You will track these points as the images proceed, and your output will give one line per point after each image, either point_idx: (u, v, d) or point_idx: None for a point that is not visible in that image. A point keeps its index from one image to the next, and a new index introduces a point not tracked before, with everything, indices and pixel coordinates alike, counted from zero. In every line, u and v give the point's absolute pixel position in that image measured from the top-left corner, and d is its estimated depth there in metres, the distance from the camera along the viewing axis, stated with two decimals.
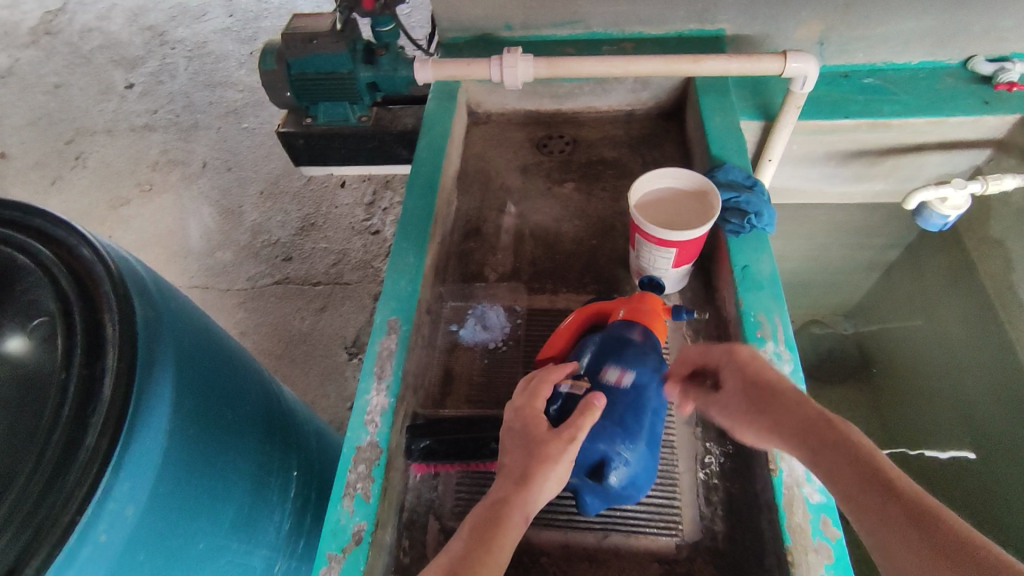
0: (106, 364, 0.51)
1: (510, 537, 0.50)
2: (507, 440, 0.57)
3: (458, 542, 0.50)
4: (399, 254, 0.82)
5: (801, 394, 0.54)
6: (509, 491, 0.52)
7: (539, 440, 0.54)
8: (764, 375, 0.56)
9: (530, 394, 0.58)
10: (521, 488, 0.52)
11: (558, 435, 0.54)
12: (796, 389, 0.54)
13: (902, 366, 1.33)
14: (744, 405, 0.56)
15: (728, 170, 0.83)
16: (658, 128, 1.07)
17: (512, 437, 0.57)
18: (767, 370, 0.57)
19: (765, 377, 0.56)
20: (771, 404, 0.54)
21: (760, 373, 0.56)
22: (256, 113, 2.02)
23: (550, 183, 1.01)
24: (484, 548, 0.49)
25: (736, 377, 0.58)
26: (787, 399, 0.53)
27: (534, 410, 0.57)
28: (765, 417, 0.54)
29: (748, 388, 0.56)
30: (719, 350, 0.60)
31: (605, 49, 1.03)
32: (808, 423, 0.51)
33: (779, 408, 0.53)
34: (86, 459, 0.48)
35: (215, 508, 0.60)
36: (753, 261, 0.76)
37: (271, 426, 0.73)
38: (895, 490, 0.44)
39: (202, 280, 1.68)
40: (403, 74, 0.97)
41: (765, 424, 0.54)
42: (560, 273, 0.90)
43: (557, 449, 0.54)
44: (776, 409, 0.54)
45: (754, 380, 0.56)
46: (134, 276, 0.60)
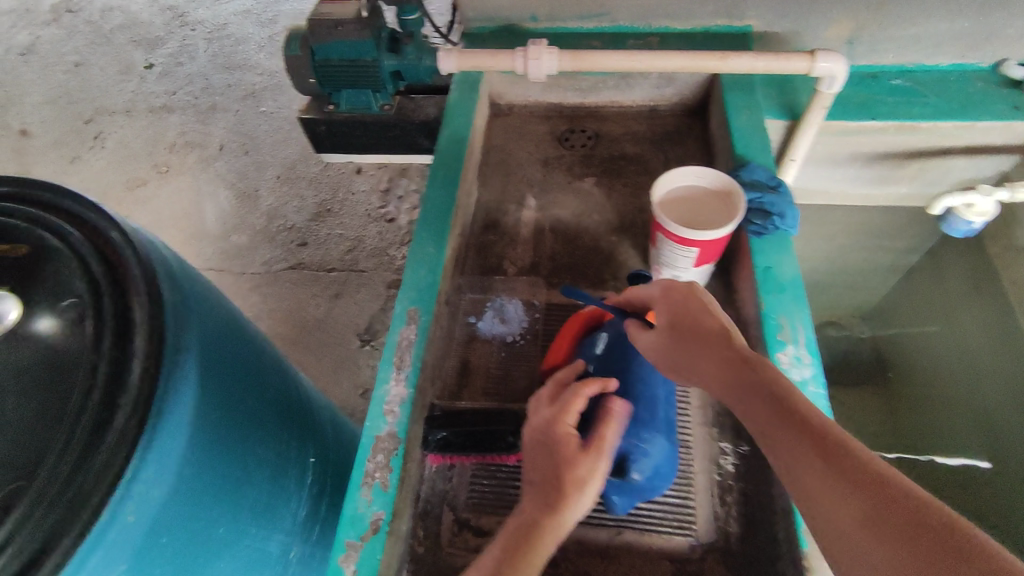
0: (135, 347, 0.52)
1: (545, 551, 0.51)
2: (536, 455, 0.57)
3: (491, 557, 0.51)
4: (420, 243, 0.82)
5: (724, 328, 0.55)
6: (538, 508, 0.53)
7: (573, 462, 0.54)
8: (692, 308, 0.57)
9: (561, 409, 0.58)
10: (551, 503, 0.53)
11: (592, 454, 0.55)
12: (719, 324, 0.56)
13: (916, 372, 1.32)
14: (673, 342, 0.57)
15: (753, 170, 0.82)
16: (681, 125, 1.06)
17: (540, 454, 0.56)
18: (702, 306, 0.58)
19: (691, 312, 0.57)
20: (701, 342, 0.55)
21: (696, 309, 0.57)
22: (275, 97, 2.02)
23: (571, 177, 1.01)
24: (519, 559, 0.50)
25: (666, 312, 0.59)
26: (711, 334, 0.55)
27: (566, 430, 0.57)
28: (692, 354, 0.56)
29: (674, 324, 0.57)
30: (656, 290, 0.61)
31: (631, 43, 1.03)
32: (730, 359, 0.53)
33: (711, 346, 0.55)
34: (116, 439, 0.48)
35: (236, 493, 0.61)
36: (775, 263, 0.75)
37: (288, 414, 0.73)
38: (816, 428, 0.47)
39: (218, 262, 1.70)
40: (427, 63, 0.98)
41: (689, 362, 0.56)
42: (580, 269, 0.90)
43: (591, 468, 0.55)
44: (707, 349, 0.55)
45: (689, 318, 0.57)
46: (161, 260, 0.61)
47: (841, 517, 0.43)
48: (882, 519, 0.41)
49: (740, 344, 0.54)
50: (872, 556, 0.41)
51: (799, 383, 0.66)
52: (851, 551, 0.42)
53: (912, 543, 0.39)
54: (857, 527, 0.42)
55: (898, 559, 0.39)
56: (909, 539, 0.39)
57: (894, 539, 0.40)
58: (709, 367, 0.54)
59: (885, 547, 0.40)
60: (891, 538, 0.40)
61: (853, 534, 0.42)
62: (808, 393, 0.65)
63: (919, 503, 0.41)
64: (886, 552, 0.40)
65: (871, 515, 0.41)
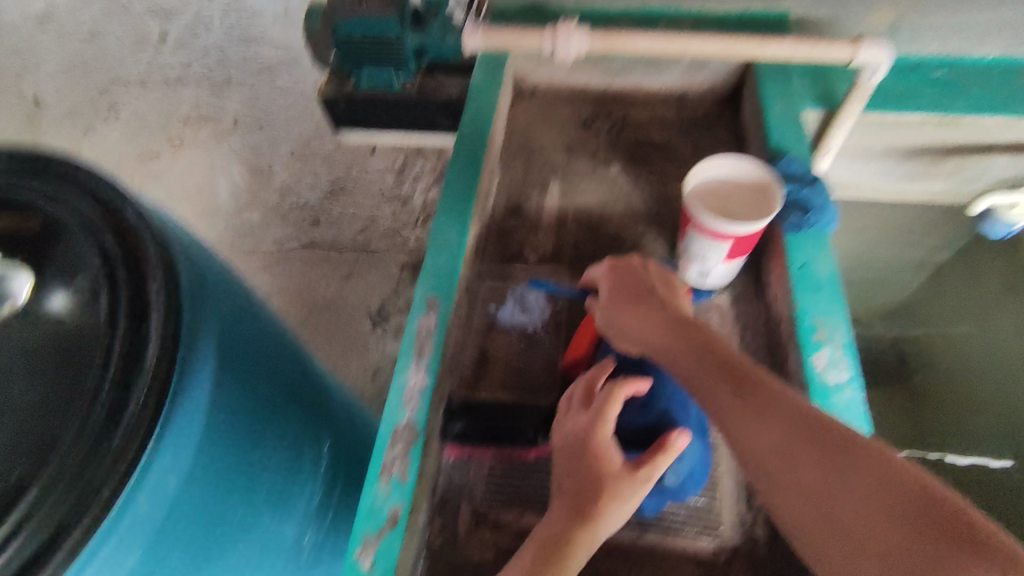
0: (150, 329, 0.50)
1: (577, 562, 0.54)
2: (570, 463, 0.58)
3: (524, 562, 0.54)
4: (441, 228, 0.79)
5: (667, 297, 0.66)
6: (567, 521, 0.55)
7: (611, 478, 0.55)
8: (641, 282, 0.67)
9: (597, 419, 0.58)
10: (584, 518, 0.55)
11: (632, 473, 0.56)
12: (663, 293, 0.66)
13: (944, 373, 1.29)
14: (618, 308, 0.66)
15: (789, 162, 0.79)
16: (712, 113, 1.02)
17: (574, 463, 0.57)
18: (642, 277, 0.68)
19: (640, 284, 0.67)
20: (644, 306, 0.65)
21: (638, 281, 0.68)
22: (290, 71, 1.97)
23: (595, 163, 0.98)
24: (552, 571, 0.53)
25: (620, 284, 0.68)
26: (657, 301, 0.65)
27: (602, 441, 0.57)
28: (635, 317, 0.64)
29: (628, 294, 0.67)
30: (604, 269, 0.71)
31: (662, 25, 0.98)
32: (671, 320, 0.62)
33: (651, 309, 0.64)
34: (132, 424, 0.47)
35: (251, 481, 0.59)
36: (812, 260, 0.72)
37: (303, 399, 0.72)
38: (741, 373, 0.57)
39: (231, 239, 1.68)
40: (451, 42, 0.96)
41: (638, 324, 0.64)
42: (604, 259, 0.88)
43: (630, 487, 0.55)
44: (646, 311, 0.64)
45: (632, 287, 0.67)
46: (177, 240, 0.59)
47: (772, 443, 0.52)
48: (804, 439, 0.51)
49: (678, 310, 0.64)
50: (801, 470, 0.51)
51: (835, 387, 0.64)
52: (784, 467, 0.52)
53: (830, 455, 0.50)
54: (787, 447, 0.52)
55: (822, 468, 0.50)
56: (827, 451, 0.50)
57: (817, 453, 0.50)
58: (656, 328, 0.63)
59: (810, 460, 0.50)
60: (815, 453, 0.51)
61: (785, 454, 0.52)
62: (844, 397, 0.64)
63: (827, 423, 0.52)
64: (813, 463, 0.50)
65: (795, 436, 0.52)
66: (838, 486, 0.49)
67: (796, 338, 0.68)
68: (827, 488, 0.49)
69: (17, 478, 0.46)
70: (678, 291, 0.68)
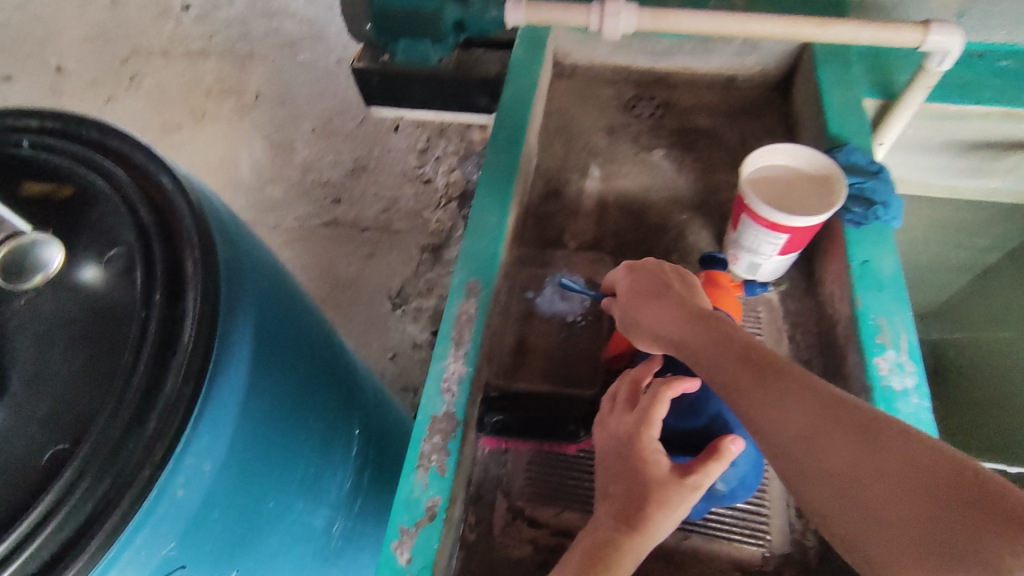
0: (186, 305, 0.48)
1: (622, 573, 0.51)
2: (615, 466, 0.54)
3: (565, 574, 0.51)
4: (481, 210, 0.76)
5: (682, 288, 0.63)
6: (613, 527, 0.52)
7: (658, 482, 0.51)
8: (657, 275, 0.65)
9: (642, 421, 0.54)
10: (630, 526, 0.51)
11: (682, 480, 0.51)
12: (678, 284, 0.63)
13: (958, 366, 1.26)
14: (638, 306, 0.63)
15: (851, 151, 0.75)
16: (762, 99, 0.97)
17: (619, 466, 0.54)
18: (662, 275, 0.65)
19: (656, 276, 0.65)
20: (662, 301, 0.61)
21: (657, 277, 0.65)
22: (314, 46, 1.93)
23: (638, 148, 0.94)
24: None
25: (635, 278, 0.66)
26: (672, 291, 0.62)
27: (649, 444, 0.53)
28: (653, 312, 0.61)
29: (643, 288, 0.64)
30: (623, 271, 0.68)
31: (713, 4, 0.94)
32: (684, 306, 0.60)
33: (669, 303, 0.61)
34: (168, 406, 0.44)
35: (286, 465, 0.57)
36: (874, 257, 0.69)
37: (338, 383, 0.69)
38: (760, 355, 0.53)
39: (251, 214, 1.66)
40: (493, 15, 0.89)
41: (651, 315, 0.61)
42: (646, 249, 0.84)
43: (680, 494, 0.51)
44: (665, 305, 0.61)
45: (652, 285, 0.64)
46: (213, 211, 0.56)
47: (796, 429, 0.48)
48: (831, 424, 0.47)
49: (693, 299, 0.61)
50: (829, 457, 0.46)
51: (899, 394, 0.61)
52: (810, 455, 0.47)
53: (861, 440, 0.45)
54: (812, 434, 0.47)
55: (853, 455, 0.45)
56: (858, 436, 0.45)
57: (846, 439, 0.46)
58: (669, 317, 0.60)
59: (841, 446, 0.46)
60: (845, 439, 0.46)
61: (811, 440, 0.47)
62: (910, 405, 0.60)
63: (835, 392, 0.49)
64: (843, 450, 0.46)
65: (821, 421, 0.47)
66: (871, 473, 0.44)
67: (857, 339, 0.65)
68: (858, 476, 0.45)
69: (50, 456, 0.43)
70: (696, 289, 0.64)
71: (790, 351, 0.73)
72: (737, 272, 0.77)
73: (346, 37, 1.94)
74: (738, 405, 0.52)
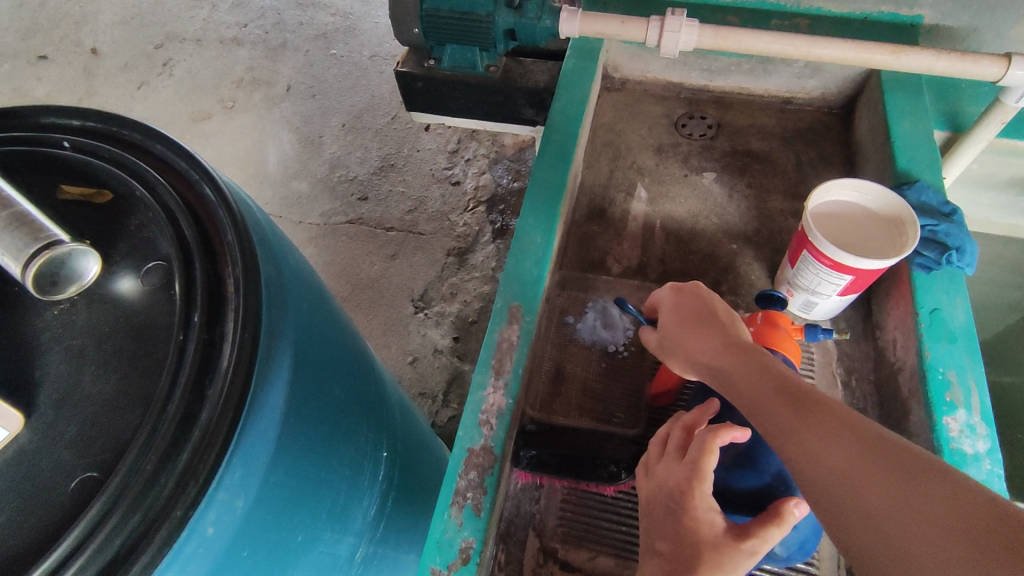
0: (226, 330, 0.45)
1: None
2: (661, 522, 0.50)
3: None
4: (526, 231, 0.73)
5: (727, 315, 0.59)
6: None
7: (712, 544, 0.46)
8: (703, 299, 0.61)
9: (695, 474, 0.49)
10: None
11: (738, 544, 0.46)
12: (725, 312, 0.59)
13: None
14: (680, 332, 0.60)
15: (922, 189, 0.71)
16: (819, 124, 0.93)
17: (668, 522, 0.49)
18: (711, 301, 0.61)
19: (702, 301, 0.61)
20: (704, 329, 0.58)
21: (705, 302, 0.61)
22: (347, 40, 1.91)
23: (687, 169, 0.90)
24: None
25: (678, 301, 0.63)
26: (717, 318, 0.58)
27: (702, 502, 0.48)
28: (694, 340, 0.58)
29: (687, 313, 0.61)
30: (667, 292, 0.64)
31: (775, 24, 0.90)
32: (726, 335, 0.56)
33: (712, 331, 0.57)
34: (203, 438, 0.42)
35: (317, 496, 0.54)
36: (944, 306, 0.65)
37: (370, 405, 0.66)
38: (800, 388, 0.49)
39: (277, 208, 1.64)
40: (546, 25, 0.85)
41: (693, 341, 0.58)
42: (693, 277, 0.81)
43: (735, 560, 0.46)
44: (707, 334, 0.57)
45: (695, 311, 0.60)
46: (255, 223, 0.53)
47: (833, 466, 0.43)
48: (870, 462, 0.42)
49: (738, 328, 0.57)
50: (867, 498, 0.41)
51: (970, 458, 0.58)
52: (845, 494, 0.43)
53: (902, 480, 0.41)
54: (850, 472, 0.43)
55: (893, 496, 0.41)
56: (898, 477, 0.41)
57: (885, 478, 0.41)
58: (710, 346, 0.56)
59: (880, 486, 0.41)
60: (885, 480, 0.41)
61: (847, 479, 0.43)
62: (982, 470, 0.57)
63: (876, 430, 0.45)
64: (882, 489, 0.41)
65: (860, 458, 0.43)
66: (908, 517, 0.39)
67: (925, 394, 0.61)
68: (897, 520, 0.40)
69: (77, 485, 0.41)
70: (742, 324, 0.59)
71: (844, 398, 0.70)
72: (793, 309, 0.74)
73: (381, 33, 1.92)
74: (772, 440, 0.48)
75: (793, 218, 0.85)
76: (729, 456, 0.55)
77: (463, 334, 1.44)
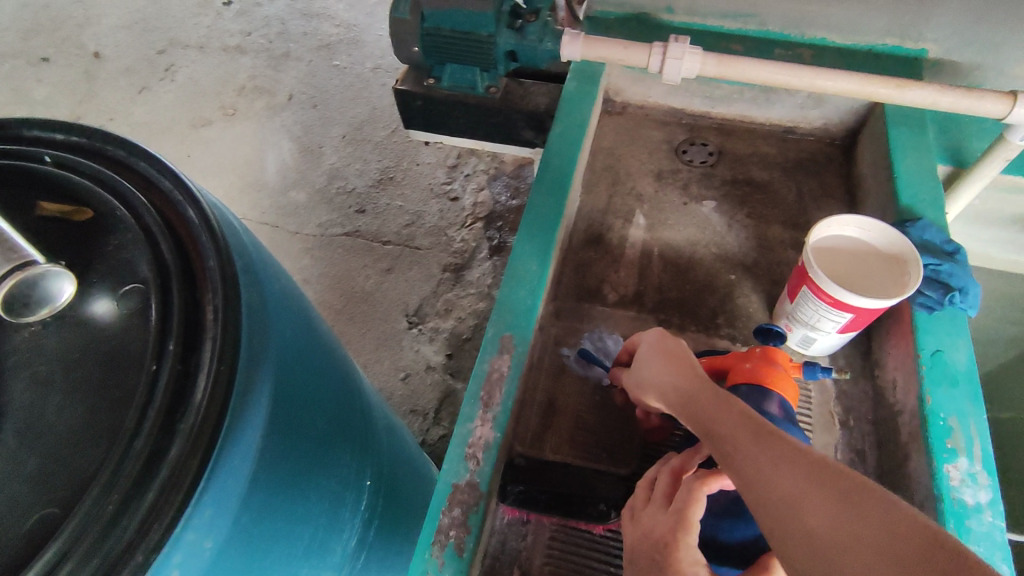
0: (202, 359, 0.43)
1: None
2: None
3: None
4: (521, 258, 0.71)
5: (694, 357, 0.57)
6: None
7: None
8: (670, 341, 0.59)
9: (681, 525, 0.47)
10: None
11: None
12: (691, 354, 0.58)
13: None
14: (650, 371, 0.58)
15: (925, 227, 0.70)
16: (821, 154, 0.92)
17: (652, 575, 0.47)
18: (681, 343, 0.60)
19: (672, 342, 0.59)
20: (673, 369, 0.56)
21: (675, 344, 0.59)
22: (349, 51, 1.91)
23: (687, 197, 0.88)
24: None
25: (648, 340, 0.61)
26: (687, 358, 0.57)
27: (687, 554, 0.46)
28: (662, 378, 0.56)
29: (656, 352, 0.59)
30: (649, 333, 0.62)
31: (778, 54, 0.89)
32: (693, 376, 0.54)
33: (679, 370, 0.56)
34: (172, 475, 0.40)
35: (292, 533, 0.52)
36: (946, 348, 0.63)
37: (355, 436, 0.64)
38: (762, 424, 0.46)
39: (273, 217, 1.62)
40: (548, 47, 0.85)
41: (663, 379, 0.56)
42: (689, 307, 0.79)
43: None
44: (677, 374, 0.56)
45: (669, 349, 0.58)
46: (240, 247, 0.52)
47: (783, 489, 0.41)
48: (818, 486, 0.39)
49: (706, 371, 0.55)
50: (815, 522, 0.38)
51: (971, 510, 0.56)
52: (792, 518, 0.39)
53: (846, 503, 0.38)
54: (794, 495, 0.40)
55: (836, 519, 0.37)
56: (840, 498, 0.38)
57: (830, 502, 0.38)
58: (677, 386, 0.55)
59: (824, 508, 0.38)
60: (828, 502, 0.38)
61: (796, 503, 0.40)
62: (982, 522, 0.55)
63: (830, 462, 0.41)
64: (825, 511, 0.38)
65: (807, 481, 0.40)
66: (854, 544, 0.36)
67: (925, 440, 0.60)
68: (842, 546, 0.36)
69: (33, 523, 0.39)
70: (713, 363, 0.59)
71: (842, 439, 0.68)
72: (792, 345, 0.72)
73: (384, 45, 1.91)
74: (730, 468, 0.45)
75: (793, 250, 0.83)
76: (719, 504, 0.53)
77: (456, 351, 1.42)
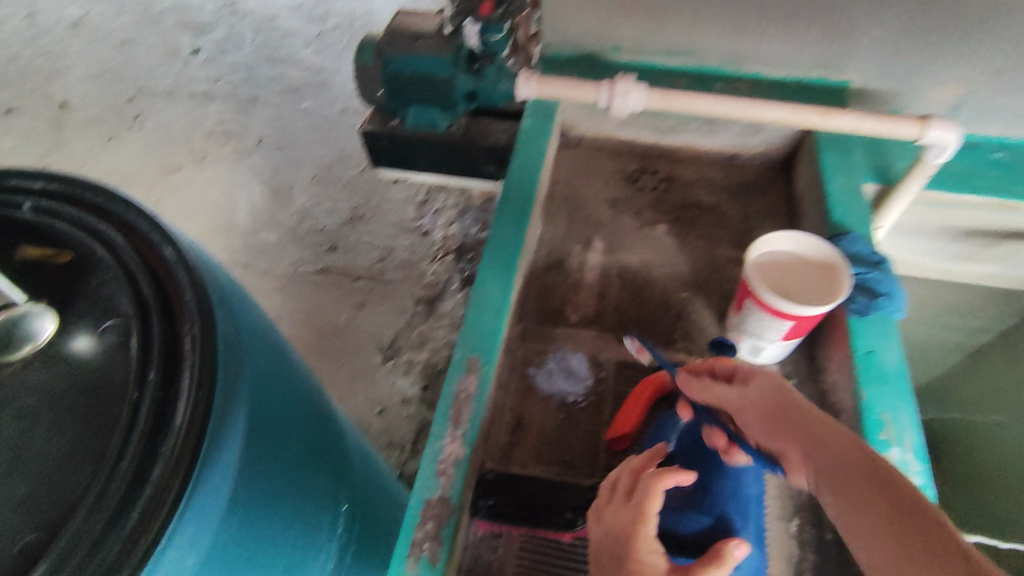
0: (181, 386, 0.46)
1: None
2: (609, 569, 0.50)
3: None
4: (485, 283, 0.75)
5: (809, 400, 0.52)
6: None
7: None
8: (776, 381, 0.54)
9: (639, 517, 0.51)
10: None
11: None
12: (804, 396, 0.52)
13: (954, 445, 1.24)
14: (752, 415, 0.54)
15: (855, 240, 0.76)
16: (763, 178, 0.99)
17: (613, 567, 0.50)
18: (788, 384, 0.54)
19: (778, 382, 0.54)
20: (779, 417, 0.52)
21: (782, 385, 0.53)
22: (317, 95, 1.96)
23: (641, 222, 0.94)
24: None
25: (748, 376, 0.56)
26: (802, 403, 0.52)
27: (645, 544, 0.50)
28: (765, 426, 0.52)
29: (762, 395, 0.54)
30: (748, 368, 0.57)
31: (718, 87, 0.96)
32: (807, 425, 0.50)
33: (787, 418, 0.51)
34: (154, 495, 0.42)
35: (270, 554, 0.54)
36: (878, 349, 0.69)
37: (330, 461, 0.67)
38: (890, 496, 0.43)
39: (244, 258, 1.64)
40: (505, 87, 0.90)
41: (769, 427, 0.52)
42: (646, 324, 0.84)
43: None
44: (808, 430, 0.49)
45: (774, 393, 0.53)
46: (215, 282, 0.55)
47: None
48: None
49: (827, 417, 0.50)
50: None
51: None
52: None
53: None
54: None
55: None
56: None
57: None
58: (789, 437, 0.51)
59: None
60: None
61: None
62: None
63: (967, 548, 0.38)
64: None
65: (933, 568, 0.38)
66: None
67: (861, 433, 0.65)
68: None
69: (19, 549, 0.41)
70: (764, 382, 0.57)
71: None
72: (742, 355, 0.77)
73: (351, 87, 1.97)
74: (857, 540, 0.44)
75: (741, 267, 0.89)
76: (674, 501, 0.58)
77: (431, 382, 1.44)
